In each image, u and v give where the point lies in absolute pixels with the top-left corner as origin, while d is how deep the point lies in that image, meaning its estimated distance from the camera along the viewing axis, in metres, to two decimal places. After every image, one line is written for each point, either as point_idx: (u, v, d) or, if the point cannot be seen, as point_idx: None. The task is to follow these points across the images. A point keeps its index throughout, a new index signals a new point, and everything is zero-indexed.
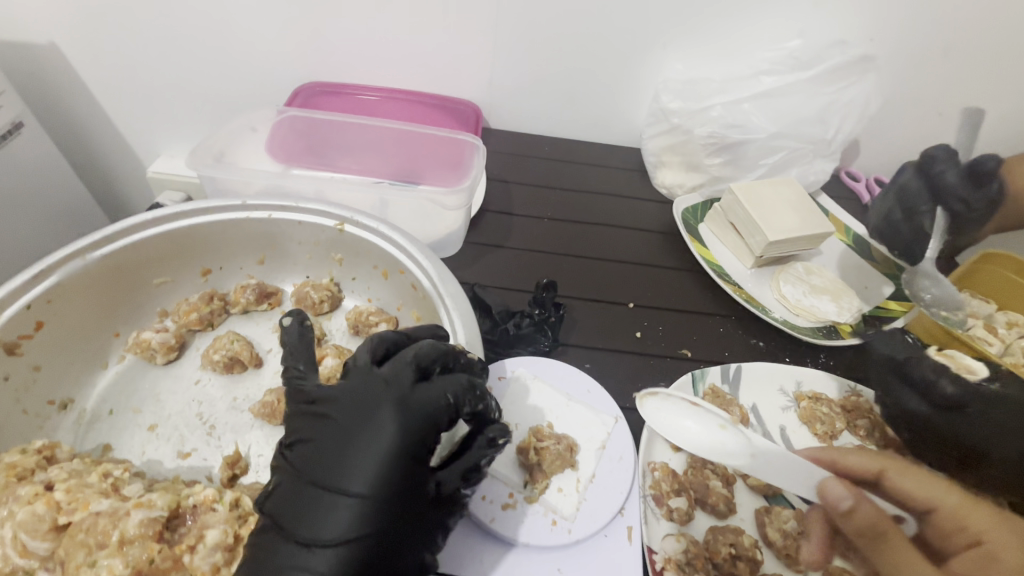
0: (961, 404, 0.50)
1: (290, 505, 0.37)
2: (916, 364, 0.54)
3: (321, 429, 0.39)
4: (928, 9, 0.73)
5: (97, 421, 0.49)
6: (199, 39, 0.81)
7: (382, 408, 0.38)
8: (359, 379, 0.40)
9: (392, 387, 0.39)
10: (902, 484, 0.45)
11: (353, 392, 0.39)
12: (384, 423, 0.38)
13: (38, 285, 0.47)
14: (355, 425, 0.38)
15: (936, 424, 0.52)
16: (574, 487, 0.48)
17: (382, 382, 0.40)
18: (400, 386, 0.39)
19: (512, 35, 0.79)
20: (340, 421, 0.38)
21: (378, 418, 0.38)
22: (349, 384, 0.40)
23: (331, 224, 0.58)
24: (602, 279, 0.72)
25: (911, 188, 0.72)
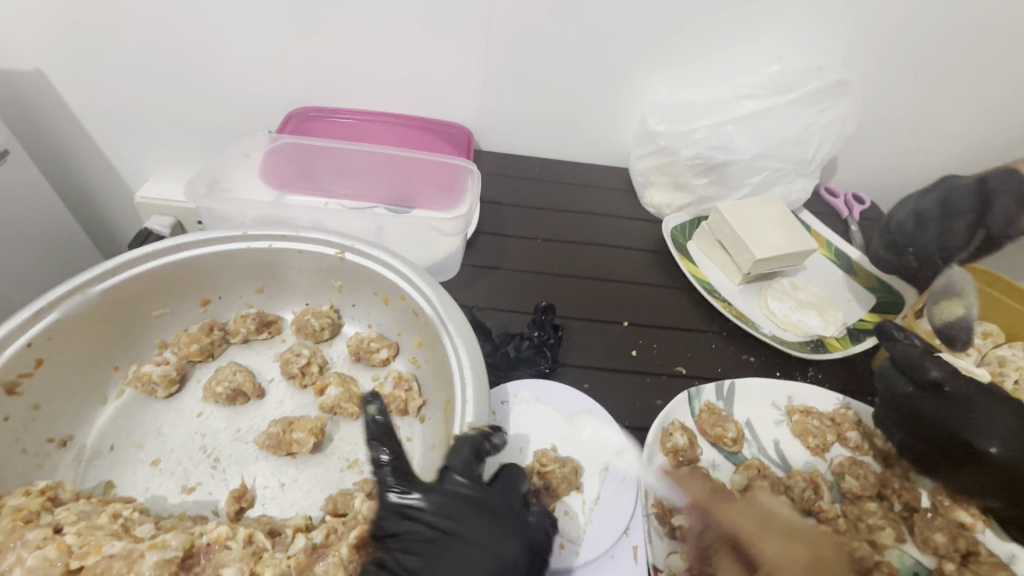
0: (942, 385, 0.57)
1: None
2: (907, 353, 0.59)
3: (437, 548, 0.39)
4: (897, 36, 0.77)
5: (98, 458, 0.49)
6: (191, 67, 0.81)
7: (505, 533, 0.41)
8: (475, 497, 0.42)
9: (513, 511, 0.42)
10: (720, 512, 0.48)
11: (474, 511, 0.41)
12: (512, 554, 0.40)
13: (38, 323, 0.47)
14: (475, 551, 0.39)
15: (921, 405, 0.57)
16: (581, 508, 0.50)
17: (504, 506, 0.42)
18: (519, 512, 0.43)
19: (503, 62, 0.81)
20: (465, 541, 0.40)
21: (506, 546, 0.40)
22: (466, 497, 0.42)
23: (332, 253, 0.59)
24: (597, 299, 0.73)
25: (927, 206, 0.72)
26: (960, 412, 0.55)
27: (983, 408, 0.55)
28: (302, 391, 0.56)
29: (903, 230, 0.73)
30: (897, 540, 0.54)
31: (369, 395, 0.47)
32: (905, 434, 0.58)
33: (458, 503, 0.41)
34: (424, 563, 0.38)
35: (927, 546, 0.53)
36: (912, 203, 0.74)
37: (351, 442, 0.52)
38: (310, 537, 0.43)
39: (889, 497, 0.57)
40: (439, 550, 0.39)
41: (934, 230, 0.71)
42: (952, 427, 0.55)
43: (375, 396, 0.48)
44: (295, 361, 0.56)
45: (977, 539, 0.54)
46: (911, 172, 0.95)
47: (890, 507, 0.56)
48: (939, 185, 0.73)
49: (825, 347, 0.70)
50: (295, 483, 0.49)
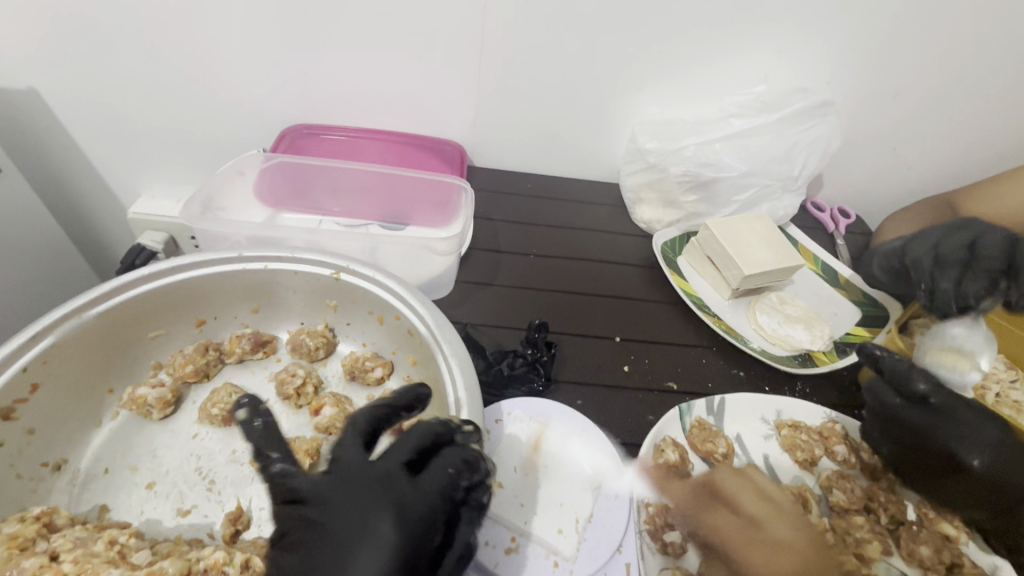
0: (930, 399, 0.59)
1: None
2: (897, 368, 0.60)
3: (315, 531, 0.39)
4: (878, 58, 0.80)
5: (92, 481, 0.49)
6: (186, 86, 0.82)
7: (380, 511, 0.39)
8: (350, 475, 0.41)
9: (386, 486, 0.41)
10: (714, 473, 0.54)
11: (344, 491, 0.41)
12: (384, 533, 0.38)
13: (34, 347, 0.47)
14: (352, 530, 0.38)
15: (909, 417, 0.59)
16: (574, 527, 0.51)
17: (375, 484, 0.41)
18: (395, 487, 0.41)
19: (496, 81, 0.82)
20: (331, 525, 0.39)
21: (379, 523, 0.39)
22: (342, 476, 0.41)
23: (327, 273, 0.59)
24: (589, 315, 0.74)
25: (951, 250, 0.67)
26: (946, 425, 0.58)
27: (964, 420, 0.58)
28: (298, 411, 0.56)
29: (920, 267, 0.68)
30: (884, 553, 0.55)
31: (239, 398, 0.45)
32: (894, 447, 0.59)
33: (327, 483, 0.41)
34: (303, 548, 0.39)
35: (913, 558, 0.54)
36: (935, 242, 0.69)
37: None
38: None
39: (876, 511, 0.58)
40: (318, 533, 0.39)
41: (952, 275, 0.65)
42: (938, 439, 0.57)
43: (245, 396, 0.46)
44: (290, 382, 0.56)
45: (961, 551, 0.55)
46: (895, 188, 0.97)
47: (876, 520, 0.57)
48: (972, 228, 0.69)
49: (813, 361, 0.72)
50: None
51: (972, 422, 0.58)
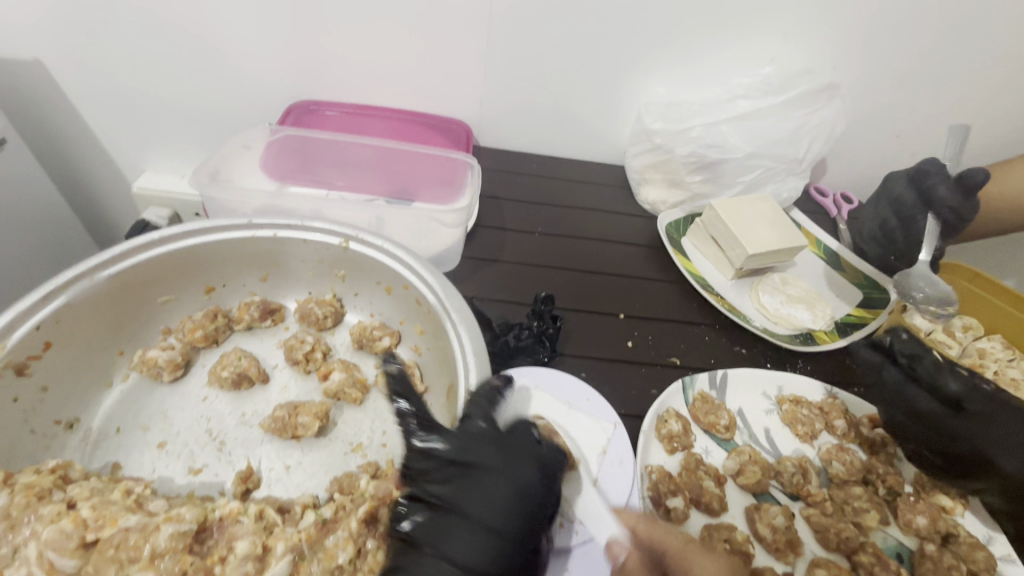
0: (959, 400, 0.54)
1: (447, 536, 0.40)
2: (925, 363, 0.56)
3: (467, 480, 0.43)
4: (885, 40, 0.80)
5: (103, 440, 0.49)
6: (192, 57, 0.82)
7: (523, 462, 0.45)
8: (496, 435, 0.46)
9: (521, 447, 0.46)
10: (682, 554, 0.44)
11: (493, 444, 0.45)
12: (514, 487, 0.43)
13: (47, 306, 0.47)
14: (501, 474, 0.43)
15: (939, 418, 0.55)
16: (579, 491, 0.52)
17: (514, 448, 0.45)
18: (535, 451, 0.46)
19: (503, 59, 0.82)
20: (488, 475, 0.43)
21: (522, 469, 0.44)
22: (483, 434, 0.45)
23: (335, 242, 0.59)
24: (594, 291, 0.75)
25: (906, 198, 0.76)
26: (986, 429, 0.52)
27: (1003, 428, 0.52)
28: (306, 376, 0.57)
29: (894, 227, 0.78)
30: (881, 522, 0.56)
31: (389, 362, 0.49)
32: (921, 443, 0.57)
33: (474, 438, 0.45)
34: (453, 486, 0.42)
35: (909, 528, 0.55)
36: (893, 194, 0.79)
37: (355, 426, 0.53)
38: (320, 513, 0.44)
39: (874, 482, 0.59)
40: (469, 485, 0.42)
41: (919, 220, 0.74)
42: (974, 444, 0.53)
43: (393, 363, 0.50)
44: (299, 348, 0.57)
45: (956, 522, 0.56)
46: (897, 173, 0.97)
47: (875, 491, 0.58)
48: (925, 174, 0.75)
49: (814, 339, 0.73)
50: (300, 465, 0.50)
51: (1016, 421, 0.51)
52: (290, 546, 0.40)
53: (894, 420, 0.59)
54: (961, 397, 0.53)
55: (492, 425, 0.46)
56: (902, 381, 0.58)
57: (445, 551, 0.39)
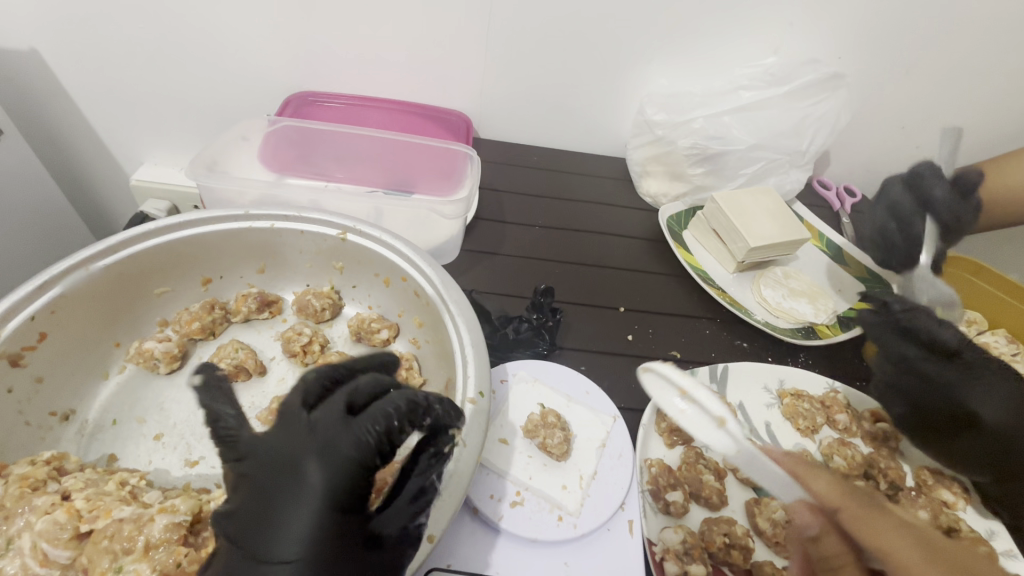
0: (957, 351, 0.59)
1: (244, 544, 0.35)
2: (919, 318, 0.61)
3: (258, 502, 0.36)
4: (891, 30, 0.79)
5: (100, 432, 0.49)
6: (188, 48, 0.81)
7: (305, 461, 0.36)
8: (288, 433, 0.37)
9: (323, 428, 0.37)
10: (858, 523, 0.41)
11: (278, 448, 0.37)
12: (309, 478, 0.35)
13: (42, 296, 0.47)
14: (283, 482, 0.36)
15: (923, 365, 0.59)
16: (578, 483, 0.51)
17: (322, 432, 0.37)
18: (332, 435, 0.36)
19: (502, 48, 0.81)
20: (258, 496, 0.36)
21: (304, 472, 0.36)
22: (292, 423, 0.38)
23: (333, 233, 0.59)
24: (594, 284, 0.74)
25: (903, 202, 0.74)
26: (966, 380, 0.58)
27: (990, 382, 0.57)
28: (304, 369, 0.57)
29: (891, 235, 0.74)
30: None
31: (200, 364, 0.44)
32: (906, 408, 0.60)
33: (260, 446, 0.37)
34: (240, 513, 0.36)
35: None
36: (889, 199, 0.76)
37: None
38: None
39: (875, 477, 0.59)
40: (251, 511, 0.36)
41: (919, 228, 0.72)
42: (960, 395, 0.57)
43: (206, 364, 0.44)
44: (296, 340, 0.56)
45: (958, 516, 0.55)
46: (901, 165, 0.97)
47: (875, 486, 0.58)
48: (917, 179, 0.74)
49: (817, 334, 0.72)
50: None
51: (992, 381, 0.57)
52: None
53: (881, 376, 0.63)
54: (953, 346, 0.59)
55: (293, 418, 0.38)
56: (898, 338, 0.61)
57: (235, 565, 0.34)
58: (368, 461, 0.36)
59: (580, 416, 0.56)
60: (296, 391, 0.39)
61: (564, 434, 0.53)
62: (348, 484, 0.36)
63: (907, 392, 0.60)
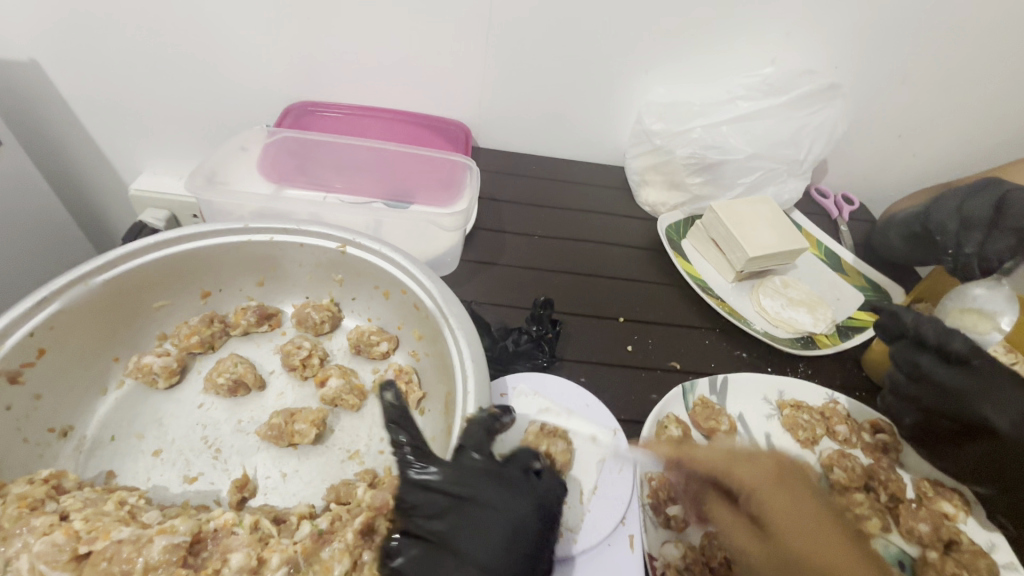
0: (968, 359, 0.54)
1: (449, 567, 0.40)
2: (929, 326, 0.56)
3: (459, 517, 0.42)
4: (887, 40, 0.79)
5: (98, 448, 0.49)
6: (187, 58, 0.81)
7: (520, 499, 0.43)
8: (494, 470, 0.45)
9: (524, 481, 0.45)
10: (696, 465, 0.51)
11: (485, 477, 0.44)
12: (527, 519, 0.43)
13: (41, 311, 0.47)
14: (496, 511, 0.42)
15: (939, 375, 0.55)
16: (579, 498, 0.51)
17: (526, 484, 0.45)
18: (533, 483, 0.45)
19: (502, 58, 0.81)
20: (477, 509, 0.42)
21: (520, 506, 0.43)
22: (487, 470, 0.45)
23: (333, 246, 0.59)
24: (593, 294, 0.74)
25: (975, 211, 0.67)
26: (981, 387, 0.53)
27: (1005, 390, 0.53)
28: (303, 383, 0.57)
29: (945, 231, 0.69)
30: (883, 530, 0.55)
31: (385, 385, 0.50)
32: (917, 415, 0.58)
33: (464, 471, 0.44)
34: (449, 525, 0.42)
35: (911, 535, 0.54)
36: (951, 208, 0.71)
37: (351, 433, 0.53)
38: (316, 524, 0.44)
39: (875, 489, 0.58)
40: (461, 526, 0.42)
41: (976, 238, 0.65)
42: (973, 404, 0.53)
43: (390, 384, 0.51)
44: (296, 354, 0.56)
45: (958, 529, 0.55)
46: (897, 174, 0.97)
47: (876, 498, 0.58)
48: (989, 190, 0.68)
49: (816, 343, 0.72)
50: (297, 473, 0.50)
51: (1008, 388, 0.53)
52: (285, 558, 0.40)
53: (894, 387, 0.60)
54: (964, 355, 0.54)
55: (490, 457, 0.46)
56: (909, 347, 0.58)
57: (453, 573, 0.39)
58: (554, 511, 0.45)
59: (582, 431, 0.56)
60: (474, 425, 0.46)
61: (566, 443, 0.53)
62: (543, 528, 0.43)
63: (919, 402, 0.58)
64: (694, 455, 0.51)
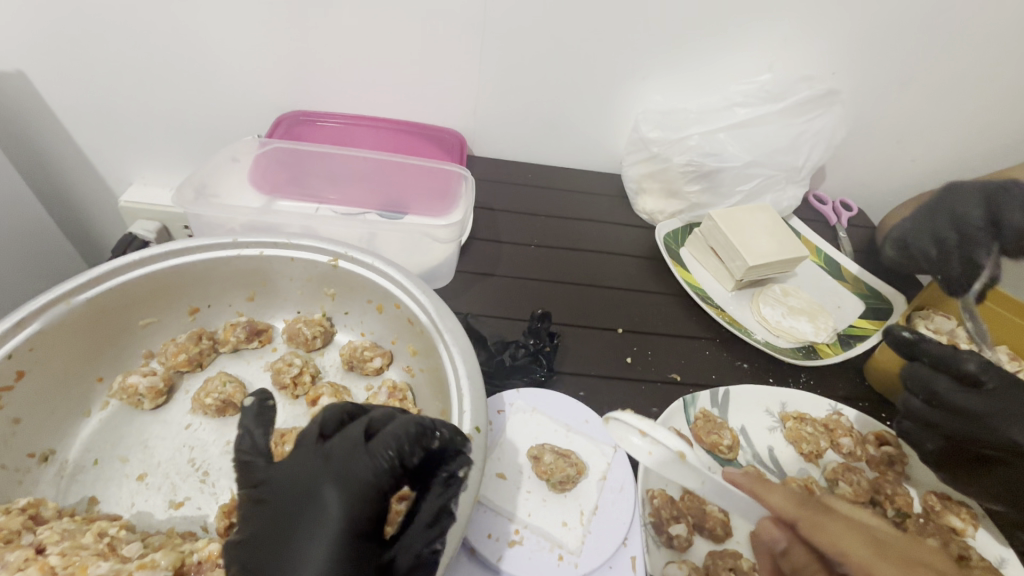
0: (980, 381, 0.54)
1: (254, 564, 0.36)
2: (938, 348, 0.56)
3: (275, 519, 0.37)
4: (884, 47, 0.79)
5: (81, 473, 0.47)
6: (177, 69, 0.80)
7: (323, 486, 0.37)
8: (311, 456, 0.39)
9: (339, 456, 0.38)
10: (815, 526, 0.43)
11: (298, 472, 0.39)
12: (327, 505, 0.36)
13: (19, 333, 0.45)
14: (304, 506, 0.37)
15: (956, 398, 0.54)
16: (579, 520, 0.49)
17: (343, 465, 0.38)
18: (346, 460, 0.38)
19: (496, 66, 0.80)
20: (280, 513, 0.37)
21: (323, 497, 0.36)
22: (324, 454, 0.39)
23: (324, 260, 0.58)
24: (591, 305, 0.73)
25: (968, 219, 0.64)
26: (1002, 411, 0.53)
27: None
28: (294, 401, 0.55)
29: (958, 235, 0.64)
30: None
31: (256, 391, 0.45)
32: (940, 442, 0.56)
33: (283, 469, 0.39)
34: (263, 530, 0.37)
35: None
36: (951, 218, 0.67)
37: None
38: None
39: (883, 503, 0.57)
40: (274, 528, 0.37)
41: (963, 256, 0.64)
42: (994, 426, 0.52)
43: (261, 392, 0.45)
44: (287, 371, 0.55)
45: (966, 544, 0.54)
46: (896, 179, 0.96)
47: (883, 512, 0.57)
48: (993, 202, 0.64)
49: (817, 353, 0.71)
50: None
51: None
52: None
53: (909, 413, 0.58)
54: (977, 376, 0.54)
55: (313, 444, 0.40)
56: (921, 369, 0.57)
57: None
58: (376, 489, 0.37)
59: (586, 446, 0.55)
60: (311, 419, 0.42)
61: (578, 463, 0.52)
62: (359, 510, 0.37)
63: (938, 427, 0.55)
64: (826, 529, 0.42)
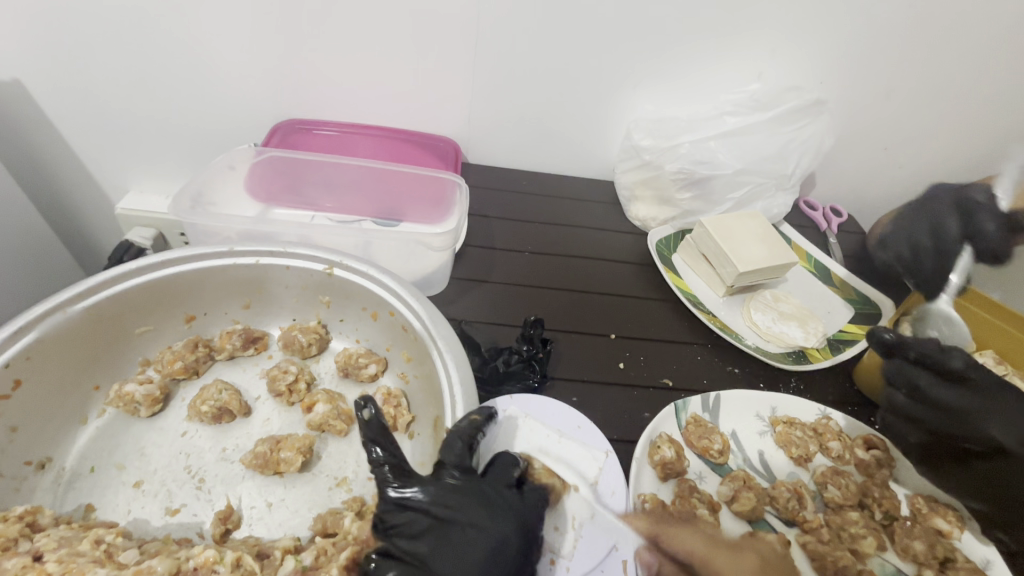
0: (965, 377, 0.54)
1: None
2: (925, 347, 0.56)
3: (435, 535, 0.41)
4: (870, 57, 0.80)
5: (77, 480, 0.48)
6: (175, 79, 0.81)
7: (506, 522, 0.43)
8: (477, 488, 0.44)
9: (509, 497, 0.45)
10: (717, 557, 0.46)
11: (467, 500, 0.43)
12: (511, 538, 0.42)
13: (17, 343, 0.46)
14: (481, 532, 0.41)
15: (937, 394, 0.55)
16: (571, 524, 0.50)
17: (494, 493, 0.44)
18: (513, 502, 0.45)
19: (489, 75, 0.82)
20: (461, 531, 0.41)
21: (504, 531, 0.42)
22: (454, 484, 0.44)
23: (320, 268, 0.58)
24: (585, 311, 0.74)
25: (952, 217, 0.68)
26: (984, 405, 0.54)
27: (1006, 405, 0.53)
28: (290, 408, 0.56)
29: None
30: (878, 548, 0.55)
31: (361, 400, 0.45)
32: (922, 434, 0.58)
33: (446, 490, 0.43)
34: (428, 542, 0.40)
35: (907, 554, 0.54)
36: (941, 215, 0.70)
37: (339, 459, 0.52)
38: (299, 559, 0.43)
39: (870, 507, 0.58)
40: (443, 545, 0.40)
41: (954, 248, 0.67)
42: (977, 420, 0.54)
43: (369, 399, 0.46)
44: (282, 379, 0.55)
45: (953, 546, 0.55)
46: (885, 186, 0.98)
47: (870, 515, 0.57)
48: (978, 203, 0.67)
49: (807, 358, 0.72)
50: (282, 502, 0.49)
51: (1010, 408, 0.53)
52: None
53: (893, 407, 0.60)
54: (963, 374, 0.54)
55: (467, 474, 0.45)
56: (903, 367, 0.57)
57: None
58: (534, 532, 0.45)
59: (579, 449, 0.55)
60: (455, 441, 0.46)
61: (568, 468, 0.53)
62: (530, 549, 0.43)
63: (920, 421, 0.57)
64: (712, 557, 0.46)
